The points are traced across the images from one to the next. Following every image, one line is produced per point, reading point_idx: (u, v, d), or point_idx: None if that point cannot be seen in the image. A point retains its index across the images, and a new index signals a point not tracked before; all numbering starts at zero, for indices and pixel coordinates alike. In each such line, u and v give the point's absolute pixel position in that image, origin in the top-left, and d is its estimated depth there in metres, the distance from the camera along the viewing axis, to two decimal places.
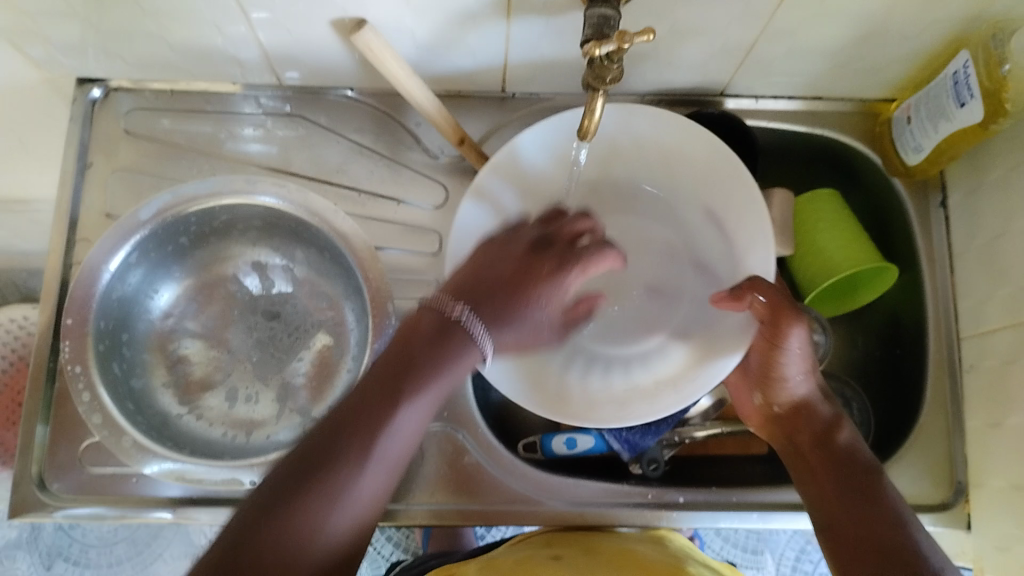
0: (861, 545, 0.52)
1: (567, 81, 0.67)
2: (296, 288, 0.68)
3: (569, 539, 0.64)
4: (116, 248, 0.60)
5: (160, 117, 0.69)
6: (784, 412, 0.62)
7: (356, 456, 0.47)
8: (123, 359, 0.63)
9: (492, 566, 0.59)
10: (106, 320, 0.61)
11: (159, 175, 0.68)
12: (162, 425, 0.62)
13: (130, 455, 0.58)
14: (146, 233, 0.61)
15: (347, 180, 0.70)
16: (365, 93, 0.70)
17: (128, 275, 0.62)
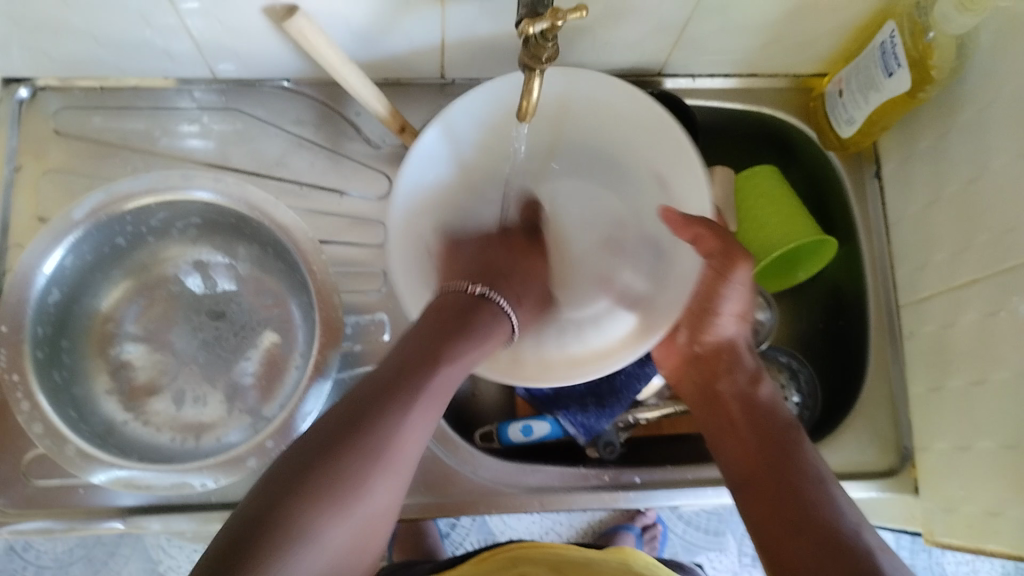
0: (769, 498, 0.53)
1: (504, 65, 0.67)
2: (240, 286, 0.67)
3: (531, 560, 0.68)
4: (50, 250, 0.58)
5: (90, 116, 0.67)
6: (706, 353, 0.64)
7: (366, 445, 0.44)
8: (63, 366, 0.61)
9: None
10: (44, 326, 0.59)
11: (94, 176, 0.67)
12: (106, 433, 0.61)
13: (74, 464, 0.57)
14: (81, 234, 0.60)
15: (288, 173, 0.69)
16: (301, 83, 0.69)
17: (64, 278, 0.60)
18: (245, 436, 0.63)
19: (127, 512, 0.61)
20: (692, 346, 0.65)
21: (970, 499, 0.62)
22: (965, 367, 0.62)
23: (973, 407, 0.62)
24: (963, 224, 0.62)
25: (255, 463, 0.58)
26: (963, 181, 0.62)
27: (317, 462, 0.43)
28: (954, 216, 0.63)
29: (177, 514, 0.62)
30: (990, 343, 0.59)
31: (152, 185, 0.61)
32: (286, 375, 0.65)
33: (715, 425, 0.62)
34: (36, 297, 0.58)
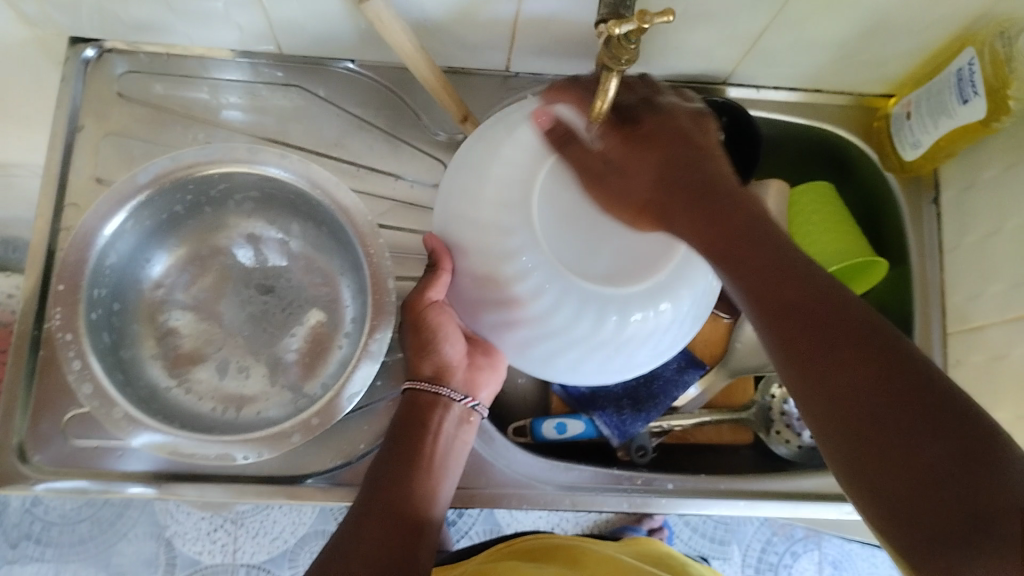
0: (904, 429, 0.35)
1: (572, 63, 0.67)
2: (291, 262, 0.67)
3: (557, 553, 0.70)
4: (112, 213, 0.58)
5: (153, 82, 0.67)
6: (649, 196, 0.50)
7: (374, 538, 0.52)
8: (113, 329, 0.61)
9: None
10: (100, 288, 0.59)
11: (152, 142, 0.67)
12: (150, 397, 0.60)
13: (121, 428, 0.56)
14: (143, 199, 0.59)
15: (345, 154, 0.69)
16: (366, 65, 0.68)
17: (121, 241, 0.60)
18: (285, 412, 0.62)
19: (163, 478, 0.61)
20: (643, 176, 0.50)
21: None
22: (1014, 400, 0.62)
23: None
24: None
25: (300, 439, 0.58)
26: None
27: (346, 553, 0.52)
28: (1015, 248, 0.63)
29: (214, 483, 0.62)
30: None
31: (217, 155, 0.61)
32: (331, 354, 0.65)
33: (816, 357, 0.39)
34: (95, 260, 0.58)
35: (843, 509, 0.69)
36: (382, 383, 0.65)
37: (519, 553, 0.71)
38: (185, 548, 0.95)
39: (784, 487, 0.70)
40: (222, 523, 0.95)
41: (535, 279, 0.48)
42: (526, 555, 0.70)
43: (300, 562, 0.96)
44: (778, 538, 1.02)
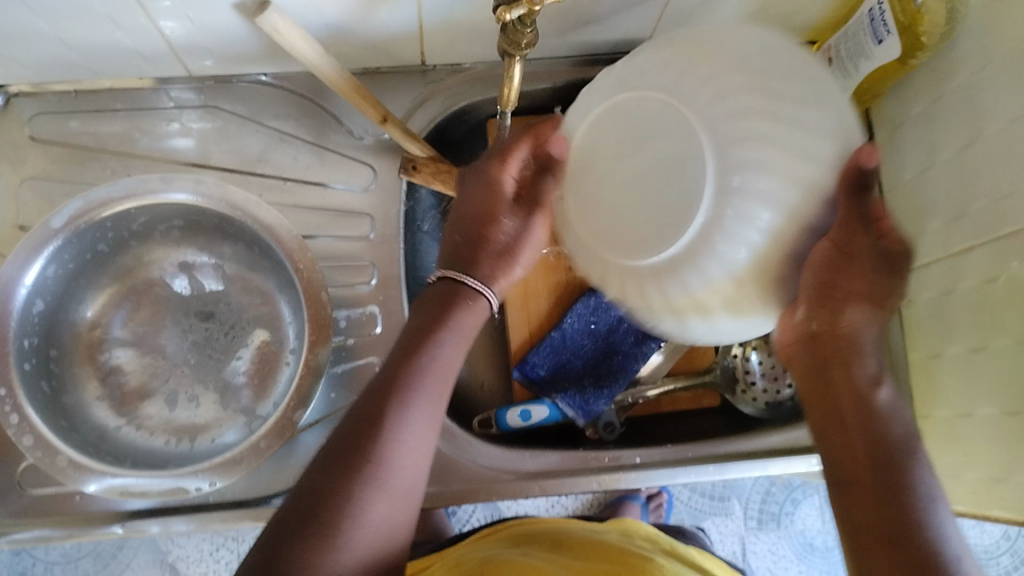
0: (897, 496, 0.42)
1: (486, 48, 0.66)
2: (228, 285, 0.66)
3: (536, 535, 0.69)
4: (30, 262, 0.57)
5: (66, 120, 0.66)
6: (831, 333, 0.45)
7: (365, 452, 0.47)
8: (52, 377, 0.60)
9: (458, 567, 0.64)
10: (30, 338, 0.59)
11: (75, 182, 0.66)
12: (99, 439, 0.60)
13: (66, 475, 0.56)
14: (61, 243, 0.59)
15: (271, 169, 0.68)
16: (280, 76, 0.67)
17: (47, 289, 0.59)
18: (240, 436, 0.63)
19: (126, 517, 0.61)
20: (808, 321, 0.45)
21: (972, 465, 0.63)
22: (964, 334, 0.62)
23: (972, 376, 0.62)
24: (958, 191, 0.61)
25: (250, 465, 0.58)
26: (958, 147, 0.61)
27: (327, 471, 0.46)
28: (950, 182, 0.62)
29: (177, 516, 0.61)
30: (990, 309, 0.58)
31: (129, 190, 0.60)
32: (279, 373, 0.65)
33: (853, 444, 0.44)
34: (22, 312, 0.57)
35: (813, 461, 0.68)
36: (335, 394, 0.65)
37: (498, 539, 0.70)
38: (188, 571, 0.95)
39: (752, 446, 0.69)
40: (224, 542, 0.96)
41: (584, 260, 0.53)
42: (507, 540, 0.70)
43: None
44: (776, 488, 1.02)
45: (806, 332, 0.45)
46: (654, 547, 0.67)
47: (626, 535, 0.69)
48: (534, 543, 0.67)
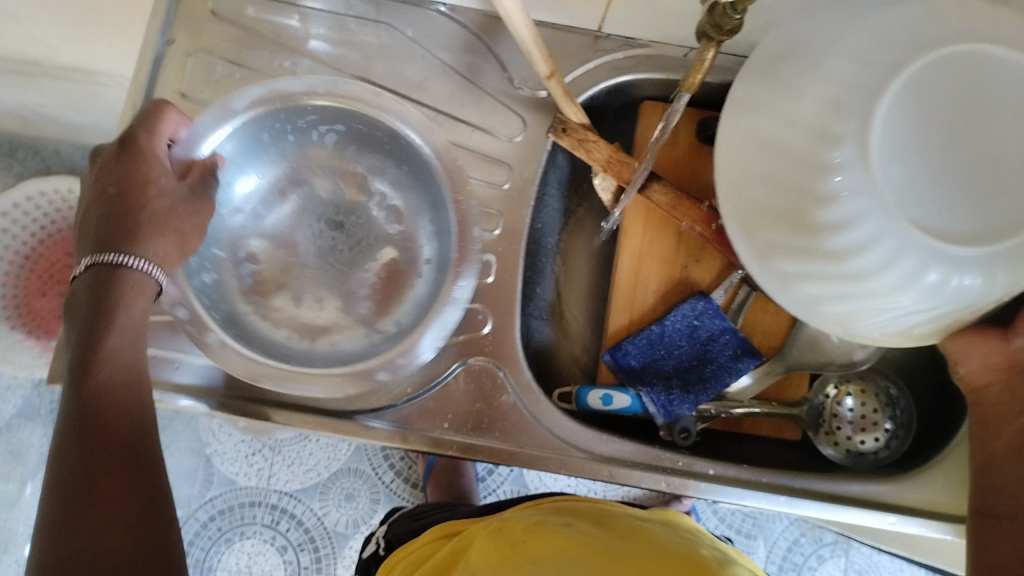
0: None
1: (668, 29, 0.65)
2: (365, 199, 0.67)
3: (586, 512, 0.69)
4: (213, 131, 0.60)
5: (247, 4, 0.67)
6: None
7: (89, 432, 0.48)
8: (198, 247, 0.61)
9: (504, 530, 0.65)
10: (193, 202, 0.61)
11: (239, 64, 0.67)
12: (231, 318, 0.61)
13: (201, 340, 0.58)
14: (239, 122, 0.61)
15: (426, 97, 0.68)
16: (458, 10, 0.68)
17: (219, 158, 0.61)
18: (360, 346, 0.63)
19: (216, 395, 0.63)
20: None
21: None
22: None
23: None
24: None
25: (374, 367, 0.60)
26: None
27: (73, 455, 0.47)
28: None
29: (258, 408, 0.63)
30: None
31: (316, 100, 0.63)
32: (404, 294, 0.65)
33: None
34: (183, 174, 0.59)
35: (886, 519, 0.66)
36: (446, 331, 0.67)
37: (540, 509, 0.70)
38: (223, 467, 1.02)
39: (826, 486, 0.68)
40: (260, 448, 1.02)
41: (855, 208, 0.45)
42: (547, 511, 0.70)
43: (331, 496, 1.02)
44: (806, 539, 1.01)
45: None
46: (696, 539, 0.66)
47: (668, 524, 0.68)
48: (581, 518, 0.67)
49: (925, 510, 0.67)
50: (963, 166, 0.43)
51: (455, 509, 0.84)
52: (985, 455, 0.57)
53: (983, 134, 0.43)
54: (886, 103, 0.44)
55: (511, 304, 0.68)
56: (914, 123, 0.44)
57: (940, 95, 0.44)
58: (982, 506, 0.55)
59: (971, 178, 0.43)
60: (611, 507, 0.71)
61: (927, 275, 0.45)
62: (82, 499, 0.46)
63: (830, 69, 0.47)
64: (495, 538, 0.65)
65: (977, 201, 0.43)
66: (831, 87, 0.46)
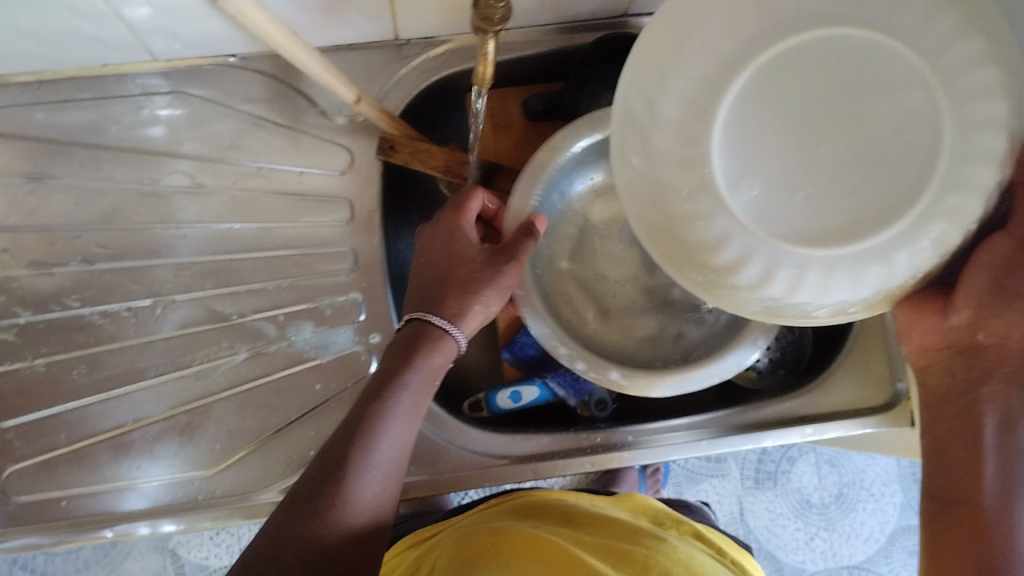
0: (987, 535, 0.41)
1: (461, 19, 0.63)
2: (222, 264, 0.65)
3: (539, 507, 0.68)
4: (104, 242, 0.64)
5: (31, 112, 0.64)
6: (987, 343, 0.43)
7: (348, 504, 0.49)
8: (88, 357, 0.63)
9: (467, 538, 0.63)
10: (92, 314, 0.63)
11: (40, 177, 0.64)
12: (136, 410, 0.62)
13: (110, 447, 0.62)
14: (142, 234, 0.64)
15: (245, 154, 0.65)
16: (250, 58, 0.65)
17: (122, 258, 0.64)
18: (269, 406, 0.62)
19: (116, 519, 0.60)
20: (968, 328, 0.43)
21: None
22: None
23: None
24: None
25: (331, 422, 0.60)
26: None
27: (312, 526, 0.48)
28: None
29: (166, 516, 0.61)
30: None
31: (193, 197, 0.65)
32: (291, 341, 0.64)
33: (943, 448, 0.45)
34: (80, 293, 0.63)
35: (806, 432, 0.66)
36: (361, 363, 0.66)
37: (498, 511, 0.69)
38: (190, 555, 0.96)
39: (745, 416, 0.68)
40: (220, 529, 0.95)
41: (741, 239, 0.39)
42: (504, 512, 0.69)
43: None
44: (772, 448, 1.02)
45: (970, 339, 0.43)
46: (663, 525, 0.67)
47: (637, 513, 0.68)
48: (539, 517, 0.66)
49: (842, 410, 0.67)
50: (838, 161, 0.38)
51: (423, 518, 0.83)
52: (935, 435, 0.45)
53: (860, 109, 0.38)
54: (724, 110, 0.39)
55: None
56: (791, 105, 0.39)
57: (803, 82, 0.38)
58: (931, 484, 0.45)
59: (848, 168, 0.38)
60: (567, 496, 0.71)
61: (867, 273, 0.38)
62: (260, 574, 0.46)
63: (684, 64, 0.39)
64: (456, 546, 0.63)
65: (888, 192, 0.37)
66: (691, 87, 0.39)
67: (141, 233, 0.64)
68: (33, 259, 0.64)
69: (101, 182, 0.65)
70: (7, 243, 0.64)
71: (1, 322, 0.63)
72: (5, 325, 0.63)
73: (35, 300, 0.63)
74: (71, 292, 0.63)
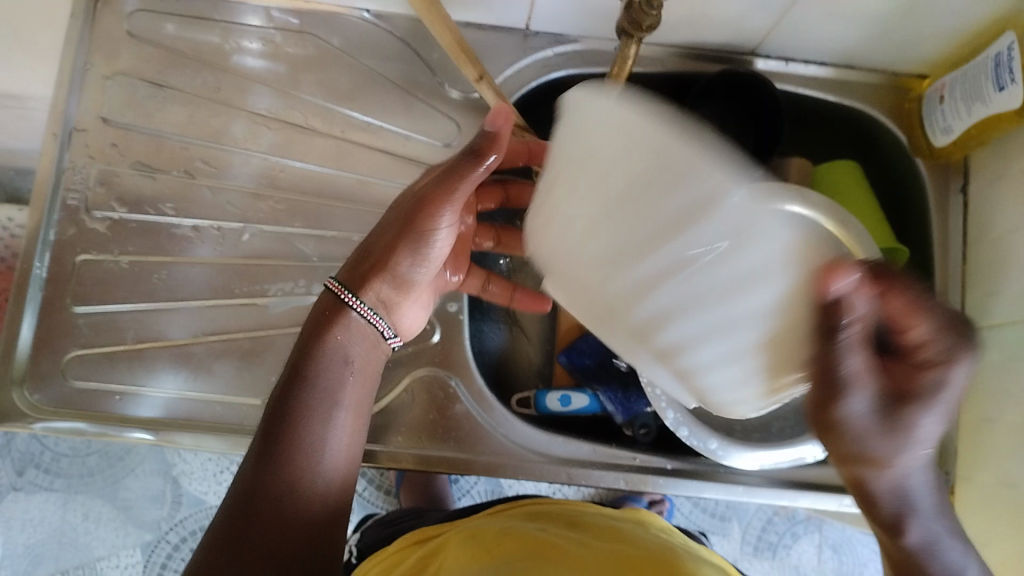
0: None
1: (594, 23, 0.64)
2: (311, 206, 0.66)
3: (554, 513, 0.67)
4: (204, 161, 0.66)
5: (165, 22, 0.66)
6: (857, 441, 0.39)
7: (326, 403, 0.49)
8: (166, 266, 0.65)
9: (475, 535, 0.61)
10: (183, 225, 0.65)
11: (162, 84, 0.66)
12: (200, 325, 0.64)
13: (168, 356, 0.64)
14: (243, 162, 0.66)
15: (357, 106, 0.67)
16: (382, 16, 0.66)
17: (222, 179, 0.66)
18: None
19: (158, 424, 0.62)
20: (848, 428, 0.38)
21: (1006, 535, 0.60)
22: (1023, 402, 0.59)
23: None
24: None
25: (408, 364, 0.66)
26: None
27: (290, 443, 0.47)
28: None
29: (209, 434, 0.62)
30: None
31: (287, 135, 0.67)
32: None
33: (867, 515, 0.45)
34: (173, 203, 0.66)
35: (842, 501, 0.66)
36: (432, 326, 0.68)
37: (509, 513, 0.68)
38: (191, 487, 0.95)
39: (784, 473, 0.68)
40: (228, 466, 0.95)
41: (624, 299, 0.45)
42: (516, 515, 0.67)
43: None
44: (779, 518, 0.97)
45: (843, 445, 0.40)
46: (668, 538, 0.64)
47: (641, 524, 0.66)
48: (550, 521, 0.65)
49: None
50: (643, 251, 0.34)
51: (429, 514, 0.80)
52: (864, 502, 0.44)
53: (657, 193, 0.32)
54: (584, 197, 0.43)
55: (458, 314, 0.68)
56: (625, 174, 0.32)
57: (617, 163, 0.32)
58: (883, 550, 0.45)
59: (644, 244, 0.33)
60: (584, 505, 0.70)
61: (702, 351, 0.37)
62: (252, 509, 0.45)
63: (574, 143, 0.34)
64: (466, 539, 0.61)
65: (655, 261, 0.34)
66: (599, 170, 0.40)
67: (240, 157, 0.66)
68: (139, 161, 0.66)
69: (216, 102, 0.66)
70: (117, 139, 0.66)
71: (95, 213, 0.65)
72: (99, 217, 0.65)
73: (131, 199, 0.65)
74: (168, 200, 0.66)
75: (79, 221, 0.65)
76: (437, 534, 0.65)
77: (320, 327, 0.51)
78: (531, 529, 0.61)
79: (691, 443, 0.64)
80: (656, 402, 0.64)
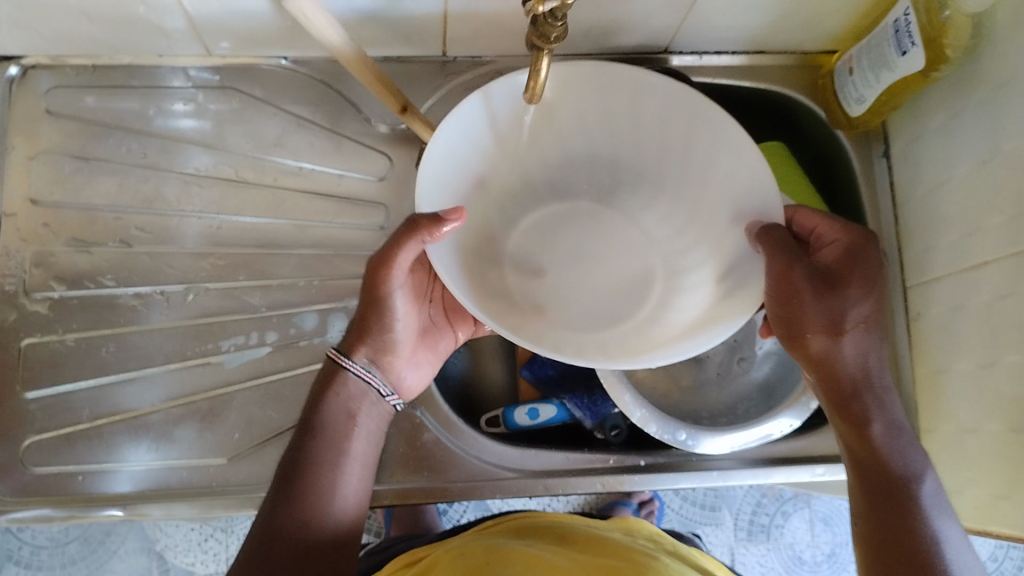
0: (886, 512, 0.50)
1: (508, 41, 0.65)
2: (253, 258, 0.66)
3: (536, 527, 0.67)
4: (140, 227, 0.66)
5: (84, 96, 0.66)
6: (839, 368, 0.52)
7: (337, 434, 0.53)
8: (115, 338, 0.64)
9: (462, 553, 0.61)
10: (124, 296, 0.65)
11: (88, 157, 0.66)
12: (156, 392, 0.64)
13: (128, 428, 0.63)
14: (179, 223, 0.66)
15: (287, 153, 0.67)
16: (300, 61, 0.67)
17: (159, 244, 0.66)
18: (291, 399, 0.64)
19: (126, 499, 0.61)
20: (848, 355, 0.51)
21: (976, 479, 0.61)
22: (970, 349, 0.60)
23: (978, 393, 0.60)
24: (968, 204, 0.60)
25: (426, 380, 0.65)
26: (975, 163, 0.59)
27: (310, 471, 0.51)
28: (964, 195, 0.61)
29: (179, 500, 0.61)
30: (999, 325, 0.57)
31: (221, 190, 0.67)
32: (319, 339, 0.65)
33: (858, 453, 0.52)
34: (113, 274, 0.65)
35: (816, 471, 0.67)
36: None
37: (493, 531, 0.68)
38: (176, 560, 0.93)
39: (756, 452, 0.68)
40: (212, 532, 0.93)
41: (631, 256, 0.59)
42: (503, 532, 0.67)
43: None
44: (767, 499, 0.97)
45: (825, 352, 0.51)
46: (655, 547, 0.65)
47: (629, 533, 0.67)
48: (535, 535, 0.65)
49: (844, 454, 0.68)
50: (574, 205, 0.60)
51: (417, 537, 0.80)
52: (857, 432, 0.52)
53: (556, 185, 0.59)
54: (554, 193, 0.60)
55: None
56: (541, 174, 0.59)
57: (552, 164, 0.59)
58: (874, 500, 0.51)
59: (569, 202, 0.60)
60: (564, 517, 0.70)
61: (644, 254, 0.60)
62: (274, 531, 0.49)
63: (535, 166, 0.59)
64: (452, 558, 0.60)
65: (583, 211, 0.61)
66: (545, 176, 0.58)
67: (175, 219, 0.66)
68: (73, 236, 0.65)
69: (145, 168, 0.66)
70: (49, 219, 0.65)
71: (35, 295, 0.64)
72: (40, 298, 0.64)
73: (71, 276, 0.65)
74: (107, 272, 0.65)
75: (19, 305, 0.64)
76: (420, 560, 0.65)
77: (324, 387, 0.54)
78: (517, 544, 0.61)
79: (660, 437, 0.64)
80: (618, 401, 0.65)
